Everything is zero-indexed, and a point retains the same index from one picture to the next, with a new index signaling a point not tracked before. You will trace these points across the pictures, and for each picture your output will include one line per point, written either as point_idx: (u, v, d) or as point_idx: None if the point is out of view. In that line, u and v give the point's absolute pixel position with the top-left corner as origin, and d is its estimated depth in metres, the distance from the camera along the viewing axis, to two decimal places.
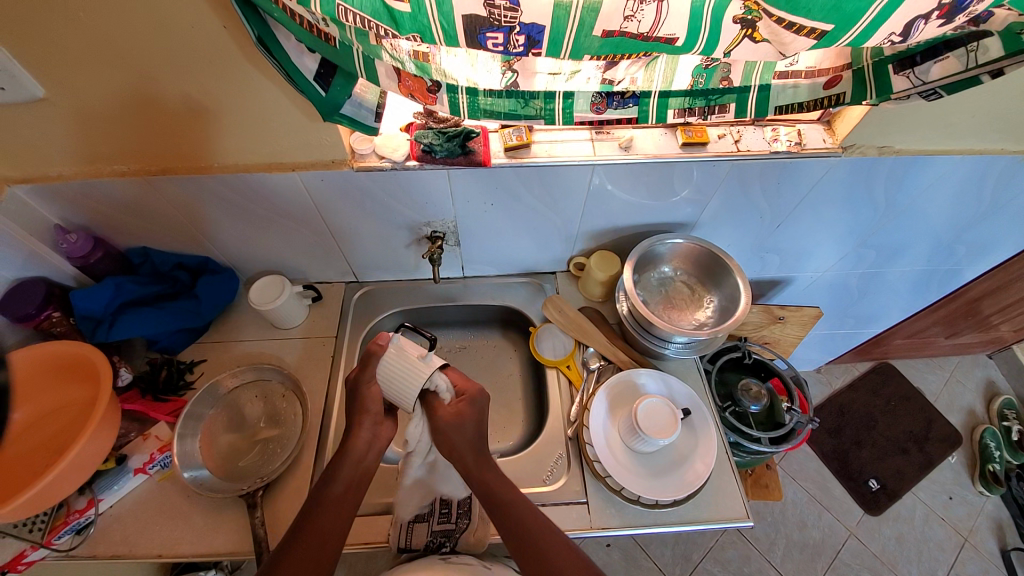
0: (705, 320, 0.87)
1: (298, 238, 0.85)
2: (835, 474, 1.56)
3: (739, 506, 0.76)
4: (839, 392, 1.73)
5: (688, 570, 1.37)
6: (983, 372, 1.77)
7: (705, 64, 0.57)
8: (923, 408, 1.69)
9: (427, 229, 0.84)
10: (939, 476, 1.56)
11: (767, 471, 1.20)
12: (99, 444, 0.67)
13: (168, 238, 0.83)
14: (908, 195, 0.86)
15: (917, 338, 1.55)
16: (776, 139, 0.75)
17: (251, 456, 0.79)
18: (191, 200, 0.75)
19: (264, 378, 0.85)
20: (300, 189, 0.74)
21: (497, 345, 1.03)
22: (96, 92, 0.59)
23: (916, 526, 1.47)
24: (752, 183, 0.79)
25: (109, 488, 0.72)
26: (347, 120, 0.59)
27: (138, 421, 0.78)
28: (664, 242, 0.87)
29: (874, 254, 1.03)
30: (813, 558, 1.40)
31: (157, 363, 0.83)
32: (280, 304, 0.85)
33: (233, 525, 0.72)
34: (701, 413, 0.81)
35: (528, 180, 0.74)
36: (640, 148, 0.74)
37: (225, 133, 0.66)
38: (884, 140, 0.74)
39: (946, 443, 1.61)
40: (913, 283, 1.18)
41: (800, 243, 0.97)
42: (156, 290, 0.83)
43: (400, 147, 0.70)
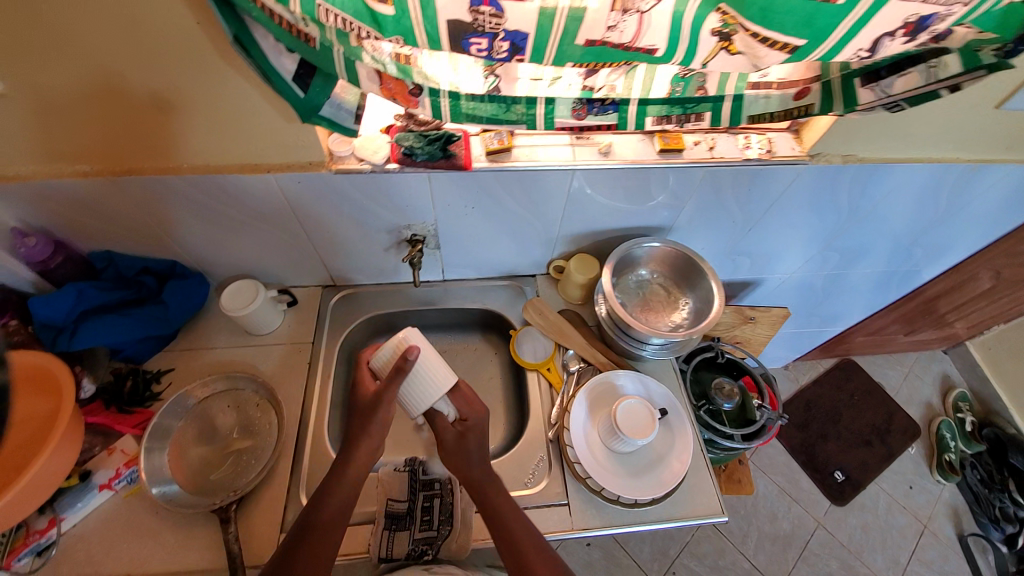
0: (681, 321, 0.89)
1: (274, 242, 0.82)
2: (803, 467, 1.62)
3: (714, 502, 0.78)
4: (806, 388, 1.80)
5: (666, 565, 1.40)
6: (938, 367, 1.87)
7: (683, 73, 0.58)
8: (884, 402, 1.78)
9: (407, 232, 0.83)
10: (899, 466, 1.64)
11: (741, 466, 1.24)
12: (61, 461, 0.64)
13: (133, 241, 0.79)
14: (872, 200, 0.90)
15: (878, 335, 1.63)
16: (748, 147, 0.77)
17: (223, 467, 0.76)
18: (158, 201, 0.72)
19: (237, 387, 0.82)
20: (277, 192, 0.72)
21: (477, 349, 1.03)
22: (47, 83, 0.55)
23: (879, 514, 1.55)
24: (725, 190, 0.82)
25: (72, 506, 0.68)
26: (325, 122, 0.58)
27: (103, 433, 0.74)
28: (641, 245, 0.88)
29: (839, 256, 1.08)
30: (784, 549, 1.46)
31: (123, 371, 0.80)
32: (254, 310, 0.83)
33: (206, 541, 0.69)
34: (678, 413, 0.83)
35: (508, 183, 0.75)
36: (618, 153, 0.75)
37: (190, 130, 0.63)
38: (848, 149, 0.78)
39: (905, 435, 1.70)
40: (874, 283, 1.24)
41: (770, 246, 1.00)
42: (120, 296, 0.79)
43: (380, 150, 0.69)
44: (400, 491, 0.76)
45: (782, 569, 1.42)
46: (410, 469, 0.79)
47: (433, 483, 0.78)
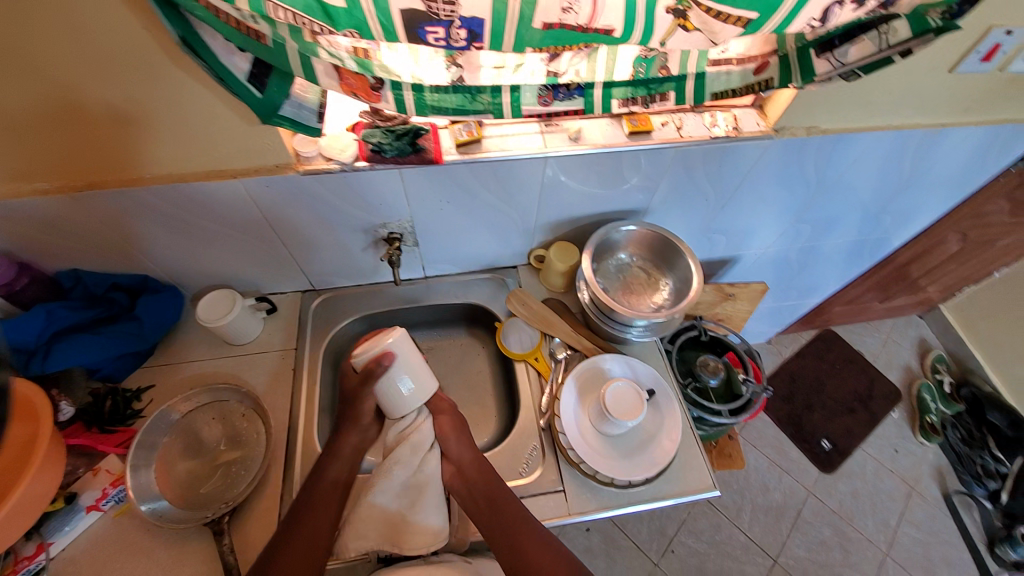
0: (662, 302, 0.90)
1: (246, 249, 0.81)
2: (791, 438, 1.66)
3: (706, 477, 0.80)
4: (789, 361, 1.83)
5: (665, 545, 1.43)
6: (915, 331, 1.92)
7: (644, 54, 0.59)
8: (865, 368, 1.82)
9: (383, 231, 0.82)
10: (883, 430, 1.69)
11: (730, 441, 1.26)
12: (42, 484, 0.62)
13: (100, 257, 0.77)
14: (839, 171, 0.92)
15: (855, 304, 1.67)
16: (715, 125, 0.78)
17: (213, 481, 0.75)
18: (123, 214, 0.70)
19: (221, 399, 0.81)
20: (246, 198, 0.71)
21: (463, 344, 1.03)
22: None
23: (867, 479, 1.59)
24: (697, 168, 0.83)
25: (60, 530, 0.67)
26: (287, 121, 0.57)
27: (86, 455, 0.72)
28: (618, 229, 0.89)
29: (811, 228, 1.11)
30: (777, 519, 1.50)
31: (101, 391, 0.77)
32: (233, 319, 0.82)
33: (200, 555, 0.68)
34: (665, 392, 0.84)
35: (481, 175, 0.75)
36: (588, 138, 0.75)
37: (149, 139, 0.62)
38: (810, 121, 0.79)
39: (887, 399, 1.75)
40: (847, 253, 1.27)
41: (744, 222, 1.02)
42: (93, 314, 0.77)
43: (348, 148, 0.68)
44: None
45: (776, 539, 1.46)
46: None
47: None
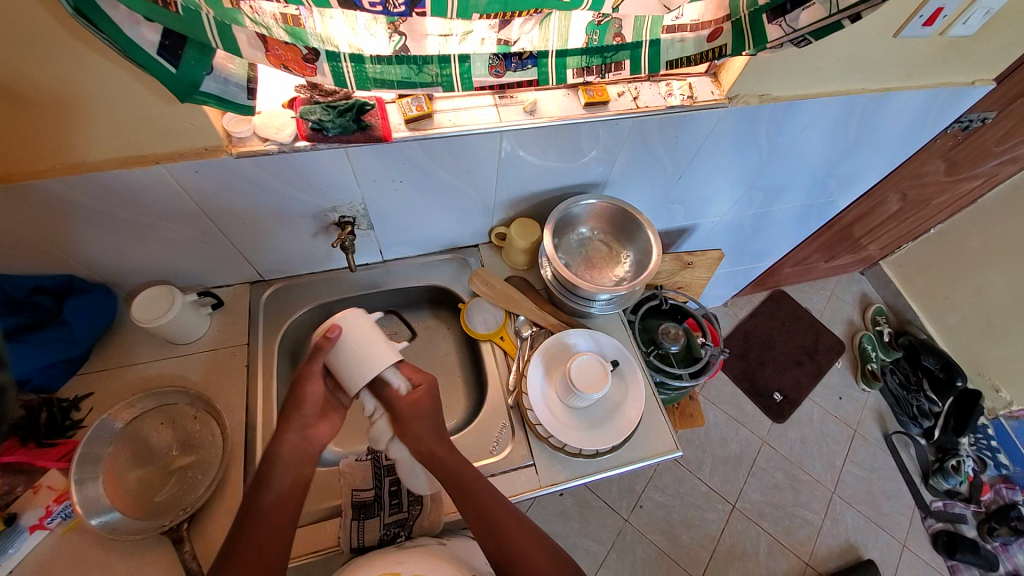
0: (623, 275, 0.91)
1: (183, 241, 0.75)
2: (747, 393, 1.75)
3: (669, 439, 0.83)
4: (744, 322, 1.92)
5: (634, 501, 1.50)
6: (858, 287, 2.05)
7: (597, 20, 0.57)
8: (812, 324, 1.94)
9: (333, 215, 0.78)
10: (828, 380, 1.81)
11: (692, 402, 1.31)
12: None
13: (13, 258, 0.69)
14: (790, 137, 0.94)
15: (803, 264, 1.75)
16: (671, 94, 0.77)
17: (167, 488, 0.71)
18: (30, 209, 0.62)
19: (168, 402, 0.76)
20: (175, 186, 0.64)
21: (428, 327, 1.01)
22: None
23: (814, 425, 1.71)
24: (654, 140, 0.82)
25: (1, 554, 0.62)
26: (213, 99, 0.51)
27: (23, 472, 0.66)
28: (578, 204, 0.88)
29: (764, 195, 1.14)
30: (736, 469, 1.59)
31: (34, 403, 0.71)
32: (175, 316, 0.76)
33: (161, 565, 0.65)
34: (628, 362, 0.85)
35: (434, 152, 0.71)
36: (544, 110, 0.73)
37: (49, 128, 0.55)
38: (764, 89, 0.80)
39: (833, 352, 1.88)
40: (796, 217, 1.32)
41: (701, 191, 1.03)
42: (14, 321, 0.70)
43: (286, 127, 0.63)
44: (365, 480, 0.75)
45: (735, 487, 1.56)
46: (372, 456, 0.77)
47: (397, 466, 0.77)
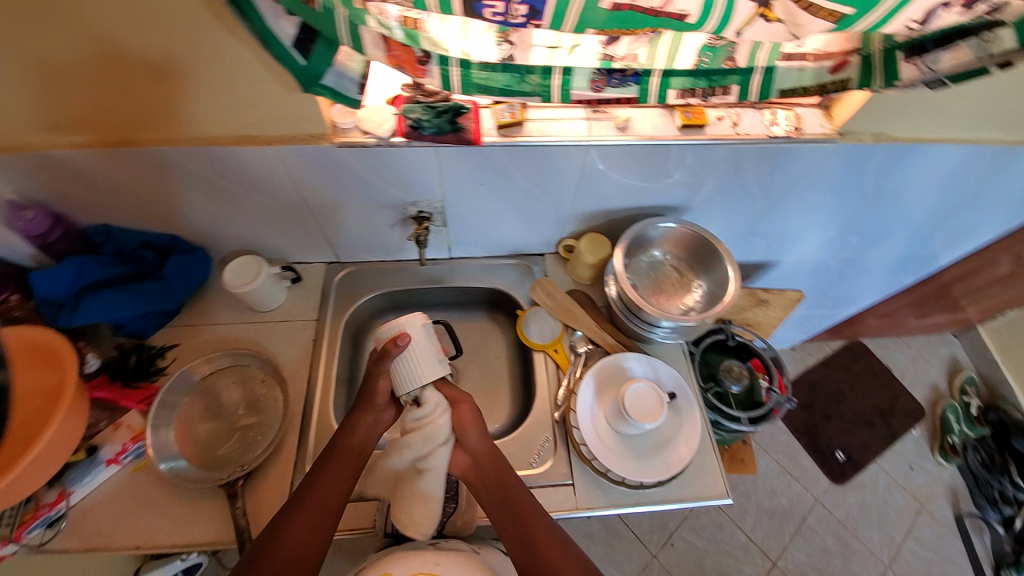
0: (692, 305, 0.87)
1: (274, 217, 0.80)
2: (804, 447, 1.62)
3: (719, 484, 0.78)
4: (812, 369, 1.78)
5: (664, 538, 1.44)
6: (948, 350, 1.84)
7: (711, 42, 0.55)
8: (889, 384, 1.76)
9: (412, 209, 0.80)
10: (900, 447, 1.64)
11: (744, 447, 1.23)
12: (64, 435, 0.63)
13: (129, 214, 0.77)
14: (899, 182, 0.86)
15: (889, 318, 1.60)
16: (775, 123, 0.73)
17: (230, 443, 0.76)
18: (151, 174, 0.69)
19: (241, 363, 0.81)
20: (276, 166, 0.69)
21: (483, 327, 1.01)
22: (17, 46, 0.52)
23: (878, 494, 1.56)
24: (747, 169, 0.78)
25: (80, 481, 0.69)
26: (328, 91, 0.54)
27: (107, 409, 0.73)
28: (655, 226, 0.85)
29: (858, 239, 1.05)
30: (781, 525, 1.48)
31: (127, 347, 0.79)
32: (258, 286, 0.81)
33: (214, 514, 0.70)
34: (686, 396, 0.81)
35: (518, 160, 0.71)
36: (637, 128, 0.71)
37: (175, 104, 0.61)
38: (879, 126, 0.74)
39: (910, 417, 1.70)
40: (890, 267, 1.21)
41: (788, 227, 0.97)
42: (121, 271, 0.78)
43: (386, 122, 0.65)
44: None
45: (777, 545, 1.45)
46: None
47: None
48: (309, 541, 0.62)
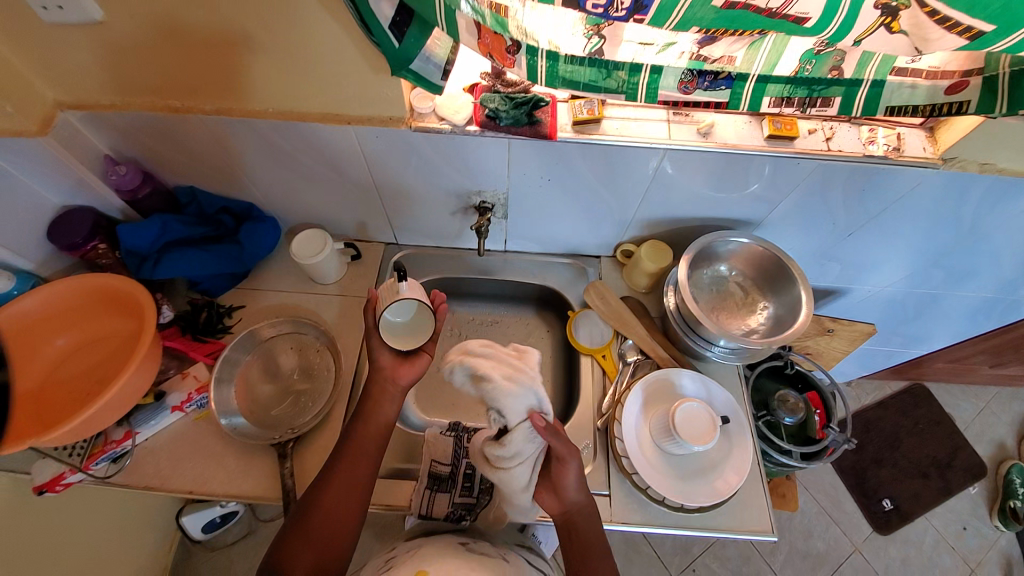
0: (756, 327, 0.82)
1: (342, 194, 0.82)
2: (850, 490, 1.52)
3: (765, 519, 0.74)
4: (866, 409, 1.67)
5: (687, 561, 1.39)
6: (1020, 407, 1.67)
7: (817, 49, 0.51)
8: (951, 434, 1.62)
9: (476, 198, 0.80)
10: (954, 504, 1.51)
11: (787, 481, 1.17)
12: (136, 382, 0.67)
13: (213, 178, 0.81)
14: (1002, 218, 0.78)
15: (961, 364, 1.47)
16: (873, 141, 0.68)
17: (283, 406, 0.80)
18: (238, 143, 0.73)
19: (300, 331, 0.85)
20: (353, 144, 0.70)
21: (529, 324, 1.00)
22: (139, 12, 0.55)
23: (923, 550, 1.44)
24: (834, 188, 0.73)
25: (146, 422, 0.73)
26: (413, 75, 0.55)
27: (178, 358, 0.79)
28: (726, 240, 0.81)
29: (942, 276, 0.96)
30: (815, 568, 1.40)
31: (199, 303, 0.84)
32: (320, 261, 0.84)
33: (263, 472, 0.73)
34: (739, 422, 0.78)
35: (590, 158, 0.70)
36: (720, 135, 0.68)
37: (260, 76, 0.63)
38: (987, 156, 0.66)
39: (973, 474, 1.55)
40: (968, 310, 1.11)
41: (865, 255, 0.90)
42: (201, 231, 0.82)
43: (462, 110, 0.65)
44: (445, 454, 0.78)
45: None
46: (455, 434, 0.81)
47: None
48: (344, 516, 0.63)
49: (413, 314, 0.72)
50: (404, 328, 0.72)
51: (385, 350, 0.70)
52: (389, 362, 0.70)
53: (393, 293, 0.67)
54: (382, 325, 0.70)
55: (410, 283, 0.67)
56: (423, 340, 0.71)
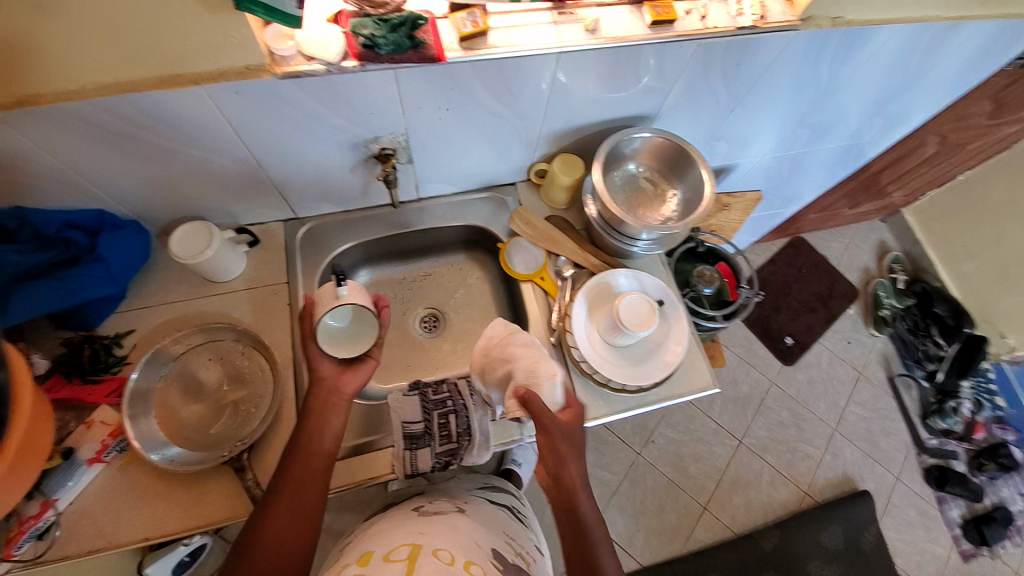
0: (670, 215, 0.88)
1: (216, 175, 0.71)
2: (759, 337, 1.78)
3: (707, 376, 0.84)
4: (761, 268, 1.91)
5: (647, 438, 1.56)
6: (875, 235, 2.00)
7: None
8: (828, 271, 1.91)
9: (373, 145, 0.74)
10: (840, 326, 1.83)
11: (714, 344, 1.32)
12: (9, 487, 0.54)
13: (34, 188, 0.65)
14: (850, 69, 0.88)
15: (827, 211, 1.71)
16: (741, 13, 0.71)
17: (222, 422, 0.72)
18: (58, 136, 0.58)
19: (217, 338, 0.76)
20: (210, 108, 0.60)
21: (460, 267, 0.99)
22: None
23: (823, 369, 1.75)
24: (714, 66, 0.76)
25: (62, 486, 0.63)
26: (261, 7, 0.48)
27: (75, 409, 0.69)
28: (630, 138, 0.83)
29: (809, 133, 1.08)
30: (746, 409, 1.65)
31: (77, 340, 0.71)
32: (214, 253, 0.74)
33: (225, 491, 0.67)
34: (672, 302, 0.85)
35: (485, 75, 0.66)
36: (606, 30, 0.67)
37: (70, 44, 0.50)
38: (838, 11, 0.73)
39: (847, 298, 1.87)
40: (833, 160, 1.27)
41: (747, 127, 0.98)
42: (46, 257, 0.66)
43: (332, 44, 0.57)
44: (413, 412, 0.76)
45: (744, 425, 1.62)
46: (419, 391, 0.79)
47: (445, 401, 0.78)
48: (295, 536, 0.59)
49: (351, 319, 0.73)
50: (342, 338, 0.72)
51: (325, 359, 0.70)
52: (331, 371, 0.70)
53: (332, 298, 0.68)
54: (322, 328, 0.70)
55: (350, 285, 0.70)
56: (370, 342, 0.72)
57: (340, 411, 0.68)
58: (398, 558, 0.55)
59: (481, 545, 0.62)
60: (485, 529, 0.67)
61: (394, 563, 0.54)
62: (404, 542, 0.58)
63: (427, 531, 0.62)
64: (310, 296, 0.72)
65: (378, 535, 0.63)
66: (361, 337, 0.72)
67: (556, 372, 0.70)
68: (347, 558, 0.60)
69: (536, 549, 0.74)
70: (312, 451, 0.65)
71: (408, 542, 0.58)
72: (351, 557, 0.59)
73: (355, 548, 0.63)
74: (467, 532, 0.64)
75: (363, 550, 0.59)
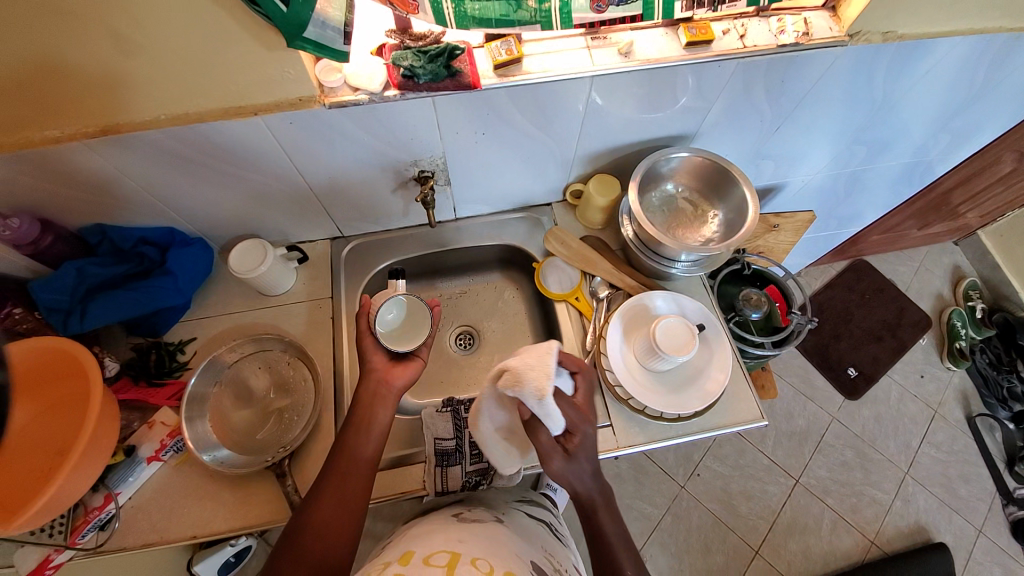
0: (711, 236, 0.85)
1: (270, 197, 0.77)
2: (816, 367, 1.66)
3: (754, 408, 0.79)
4: (818, 293, 1.80)
5: (690, 469, 1.49)
6: (949, 259, 1.84)
7: None
8: (895, 297, 1.77)
9: (414, 169, 0.77)
10: (910, 357, 1.68)
11: (763, 372, 1.25)
12: (80, 479, 0.60)
13: (118, 209, 0.73)
14: (909, 84, 0.83)
15: (892, 232, 1.60)
16: (782, 31, 0.69)
17: (268, 427, 0.77)
18: (139, 163, 0.66)
19: (265, 348, 0.81)
20: (268, 137, 0.65)
21: (497, 286, 1.00)
22: None
23: (890, 404, 1.60)
24: (755, 85, 0.75)
25: (124, 481, 0.69)
26: (312, 45, 0.52)
27: (138, 409, 0.74)
28: (668, 157, 0.82)
29: (865, 151, 1.02)
30: (801, 444, 1.53)
31: (145, 346, 0.79)
32: (266, 271, 0.79)
33: (266, 496, 0.71)
34: (714, 327, 0.81)
35: (520, 101, 0.68)
36: (640, 53, 0.67)
37: (149, 82, 0.57)
38: (890, 25, 0.70)
39: (917, 327, 1.71)
40: (894, 179, 1.19)
41: (795, 145, 0.94)
42: (123, 270, 0.75)
43: (376, 76, 0.61)
44: (446, 430, 0.77)
45: (799, 462, 1.51)
46: (453, 407, 0.80)
47: None
48: (337, 533, 0.61)
49: (403, 317, 0.78)
50: (397, 333, 0.77)
51: (378, 353, 0.73)
52: (381, 362, 0.73)
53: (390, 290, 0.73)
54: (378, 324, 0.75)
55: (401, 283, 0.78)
56: (419, 339, 0.76)
57: (387, 408, 0.70)
58: (438, 563, 0.54)
59: (520, 557, 0.61)
60: (522, 542, 0.67)
61: (433, 568, 0.53)
62: (443, 548, 0.58)
63: (465, 539, 0.61)
64: (367, 299, 0.76)
65: (420, 537, 0.63)
66: (411, 334, 0.76)
67: (543, 390, 0.56)
68: (387, 555, 0.60)
69: (574, 568, 0.72)
70: (356, 451, 0.66)
71: (447, 549, 0.57)
72: (390, 556, 0.59)
73: (393, 547, 0.63)
74: (503, 542, 0.63)
75: (403, 550, 0.59)
